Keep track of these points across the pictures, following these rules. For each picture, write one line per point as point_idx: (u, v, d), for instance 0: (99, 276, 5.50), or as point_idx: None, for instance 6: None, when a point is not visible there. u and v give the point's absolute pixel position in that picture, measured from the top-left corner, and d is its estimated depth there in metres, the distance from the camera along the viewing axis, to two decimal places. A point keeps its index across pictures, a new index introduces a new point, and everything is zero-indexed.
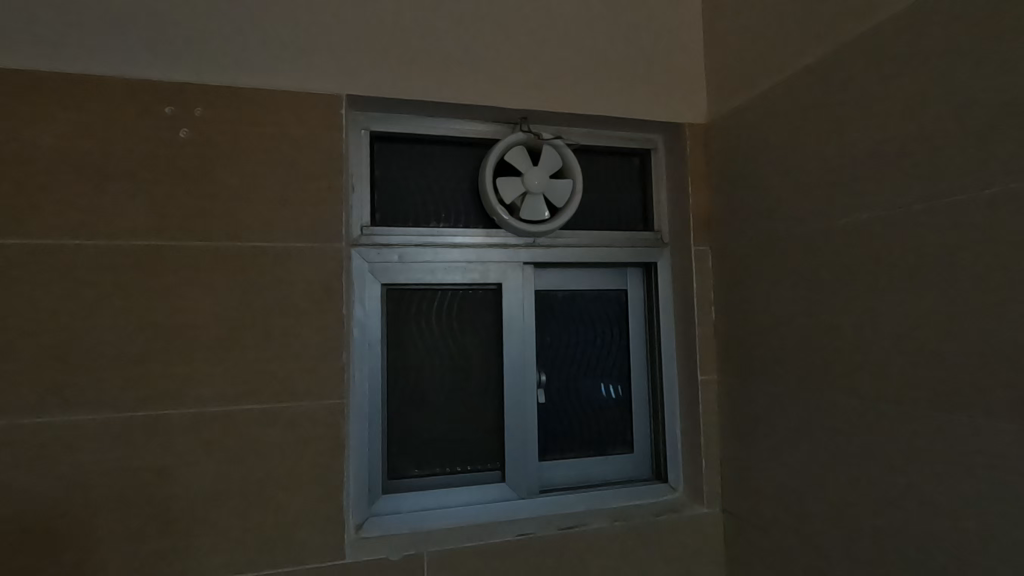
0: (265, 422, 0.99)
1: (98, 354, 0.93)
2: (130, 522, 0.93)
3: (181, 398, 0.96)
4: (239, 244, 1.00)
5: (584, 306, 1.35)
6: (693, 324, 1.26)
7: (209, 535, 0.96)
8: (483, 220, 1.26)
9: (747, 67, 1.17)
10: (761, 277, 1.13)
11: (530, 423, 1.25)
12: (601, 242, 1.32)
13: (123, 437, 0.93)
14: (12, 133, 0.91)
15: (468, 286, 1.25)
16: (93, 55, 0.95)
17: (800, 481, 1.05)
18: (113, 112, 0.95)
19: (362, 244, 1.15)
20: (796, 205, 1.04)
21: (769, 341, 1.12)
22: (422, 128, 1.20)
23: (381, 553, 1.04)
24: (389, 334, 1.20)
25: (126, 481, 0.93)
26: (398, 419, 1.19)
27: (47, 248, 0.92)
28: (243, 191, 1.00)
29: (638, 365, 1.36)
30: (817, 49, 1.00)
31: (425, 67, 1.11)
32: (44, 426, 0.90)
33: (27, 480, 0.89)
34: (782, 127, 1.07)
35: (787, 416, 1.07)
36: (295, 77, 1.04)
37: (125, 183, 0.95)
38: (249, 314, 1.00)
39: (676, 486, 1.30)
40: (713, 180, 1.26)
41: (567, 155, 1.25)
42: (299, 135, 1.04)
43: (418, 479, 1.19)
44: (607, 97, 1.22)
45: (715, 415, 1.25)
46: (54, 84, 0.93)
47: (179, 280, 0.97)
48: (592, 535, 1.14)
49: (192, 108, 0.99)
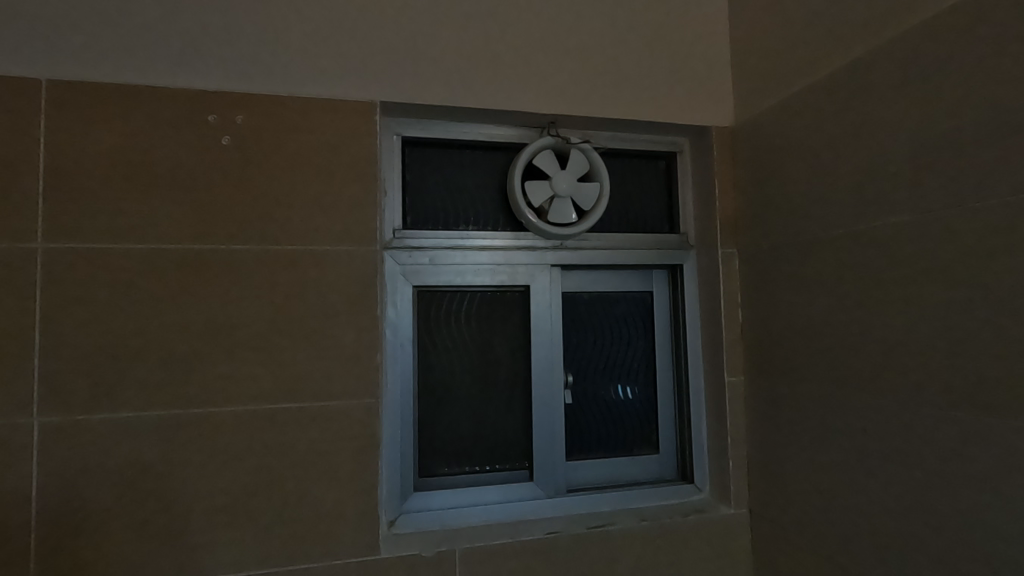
0: (302, 421, 1.02)
1: (145, 354, 0.97)
2: (175, 517, 0.96)
3: (223, 396, 0.99)
4: (278, 247, 1.03)
5: (609, 307, 1.36)
6: (719, 325, 1.27)
7: (250, 528, 0.99)
8: (511, 223, 1.28)
9: (774, 70, 1.17)
10: (788, 279, 1.13)
11: (557, 422, 1.26)
12: (627, 244, 1.33)
13: (168, 435, 0.97)
14: (66, 142, 0.95)
15: (496, 287, 1.27)
16: (141, 67, 0.99)
17: (827, 482, 1.05)
18: (160, 121, 0.99)
19: (395, 247, 1.18)
20: (823, 208, 1.04)
21: (795, 343, 1.12)
22: (451, 132, 1.23)
23: (414, 548, 1.06)
24: (419, 335, 1.22)
25: (172, 475, 0.97)
26: (429, 418, 1.22)
27: (99, 252, 0.96)
28: (281, 196, 1.04)
29: (664, 366, 1.37)
30: (844, 52, 1.00)
31: (455, 73, 1.14)
32: (96, 423, 0.94)
33: (80, 473, 0.93)
34: (809, 129, 1.07)
35: (815, 418, 1.08)
36: (331, 84, 1.07)
37: (171, 189, 0.99)
38: (288, 315, 1.03)
39: (703, 487, 1.31)
40: (739, 182, 1.26)
41: (594, 158, 1.27)
42: (334, 141, 1.07)
43: (448, 477, 1.22)
44: (632, 101, 1.24)
45: (742, 417, 1.26)
46: (104, 95, 0.97)
47: (222, 281, 1.00)
48: (619, 534, 1.16)
49: (234, 116, 1.02)
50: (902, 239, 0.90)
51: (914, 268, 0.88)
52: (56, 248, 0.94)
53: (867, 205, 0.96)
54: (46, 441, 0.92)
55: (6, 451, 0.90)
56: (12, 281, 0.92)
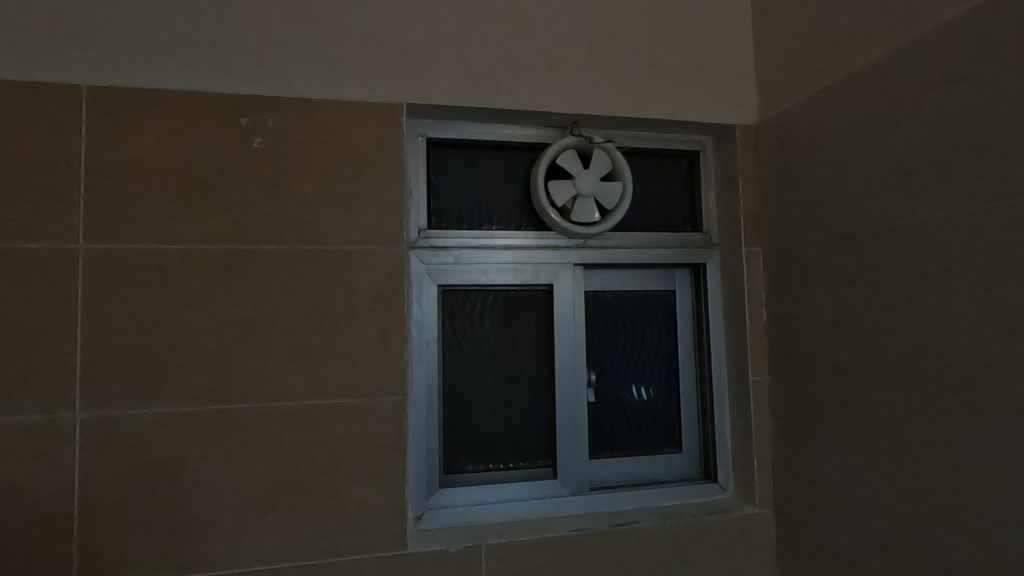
0: (331, 417, 1.04)
1: (180, 351, 1.00)
2: (209, 510, 0.99)
3: (254, 392, 1.02)
4: (308, 247, 1.05)
5: (632, 306, 1.37)
6: (743, 324, 1.26)
7: (281, 522, 1.01)
8: (534, 222, 1.29)
9: (798, 67, 1.16)
10: (813, 277, 1.12)
11: (580, 421, 1.27)
12: (650, 243, 1.33)
13: (203, 430, 0.99)
14: (105, 145, 0.99)
15: (520, 286, 1.28)
16: (174, 73, 1.02)
17: (854, 482, 1.04)
18: (194, 124, 1.02)
19: (420, 247, 1.20)
20: (848, 205, 1.04)
21: (821, 342, 1.11)
22: (474, 133, 1.24)
23: (440, 544, 1.08)
24: (444, 333, 1.24)
25: (206, 469, 0.99)
26: (454, 416, 1.23)
27: (137, 252, 0.99)
28: (310, 197, 1.06)
29: (686, 365, 1.37)
30: (870, 48, 1.00)
31: (478, 75, 1.15)
32: (135, 418, 0.97)
33: (120, 466, 0.96)
34: (834, 126, 1.06)
35: (841, 418, 1.06)
36: (358, 87, 1.09)
37: (204, 190, 1.02)
38: (317, 313, 1.05)
39: (726, 486, 1.30)
40: (763, 181, 1.26)
41: (617, 157, 1.27)
42: (361, 142, 1.09)
43: (473, 473, 1.23)
44: (655, 101, 1.24)
45: (766, 416, 1.25)
46: (142, 101, 1.00)
47: (254, 280, 1.03)
48: (643, 533, 1.16)
49: (266, 119, 1.05)
50: (932, 235, 0.89)
51: (945, 265, 0.87)
52: (96, 249, 0.97)
53: (895, 202, 0.95)
54: (88, 436, 0.95)
55: (50, 445, 0.94)
56: (56, 282, 0.96)
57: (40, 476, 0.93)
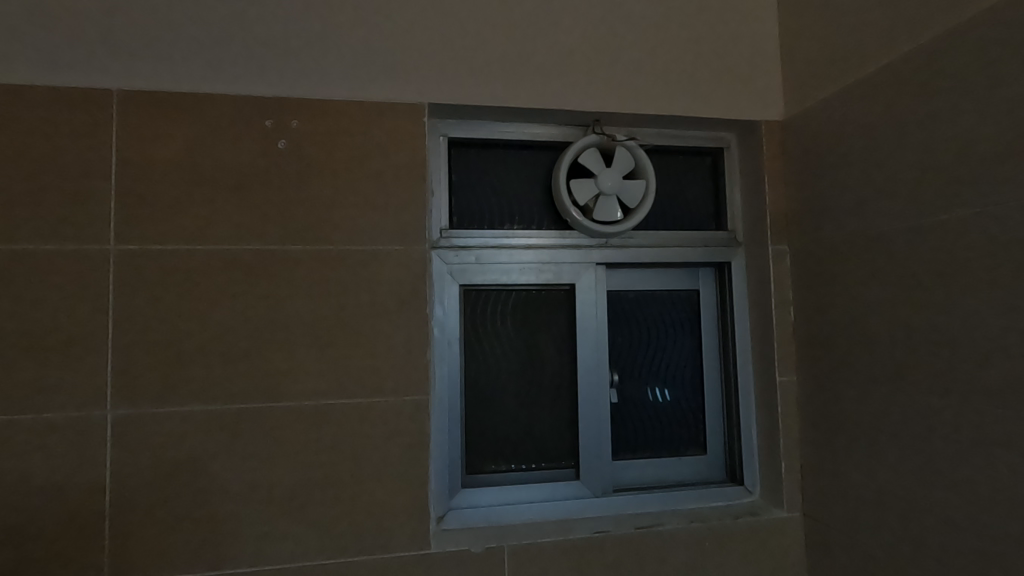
0: (354, 417, 1.05)
1: (207, 350, 1.01)
2: (235, 508, 1.00)
3: (279, 392, 1.03)
4: (331, 247, 1.06)
5: (655, 306, 1.35)
6: (770, 324, 1.23)
7: (305, 520, 1.02)
8: (556, 222, 1.28)
9: (826, 62, 1.13)
10: (842, 275, 1.09)
11: (603, 422, 1.26)
12: (673, 242, 1.32)
13: (229, 429, 1.01)
14: (135, 148, 1.01)
15: (542, 286, 1.27)
16: (200, 76, 1.03)
17: (886, 486, 1.01)
18: (219, 126, 1.03)
19: (442, 246, 1.20)
20: (879, 201, 1.00)
21: (850, 343, 1.08)
22: (495, 133, 1.24)
23: (463, 544, 1.07)
24: (466, 333, 1.23)
25: (232, 467, 1.00)
26: (476, 416, 1.23)
27: (165, 253, 1.00)
28: (334, 198, 1.06)
29: (710, 365, 1.35)
30: (900, 41, 0.97)
31: (499, 73, 1.15)
32: (163, 416, 0.99)
33: (150, 463, 0.98)
34: (863, 120, 1.03)
35: (872, 420, 1.03)
36: (380, 88, 1.10)
37: (230, 192, 1.03)
38: (340, 313, 1.05)
39: (753, 489, 1.28)
40: (790, 177, 1.23)
41: (640, 155, 1.26)
42: (383, 143, 1.09)
43: (495, 474, 1.23)
44: (678, 97, 1.22)
45: (794, 418, 1.22)
46: (170, 104, 1.02)
47: (279, 280, 1.04)
48: (668, 536, 1.14)
49: (290, 121, 1.06)
50: (971, 231, 0.85)
51: (983, 263, 0.84)
52: (127, 250, 0.99)
53: (929, 197, 0.91)
54: (119, 434, 0.97)
55: (83, 443, 0.96)
56: (88, 283, 0.98)
57: (74, 473, 0.95)
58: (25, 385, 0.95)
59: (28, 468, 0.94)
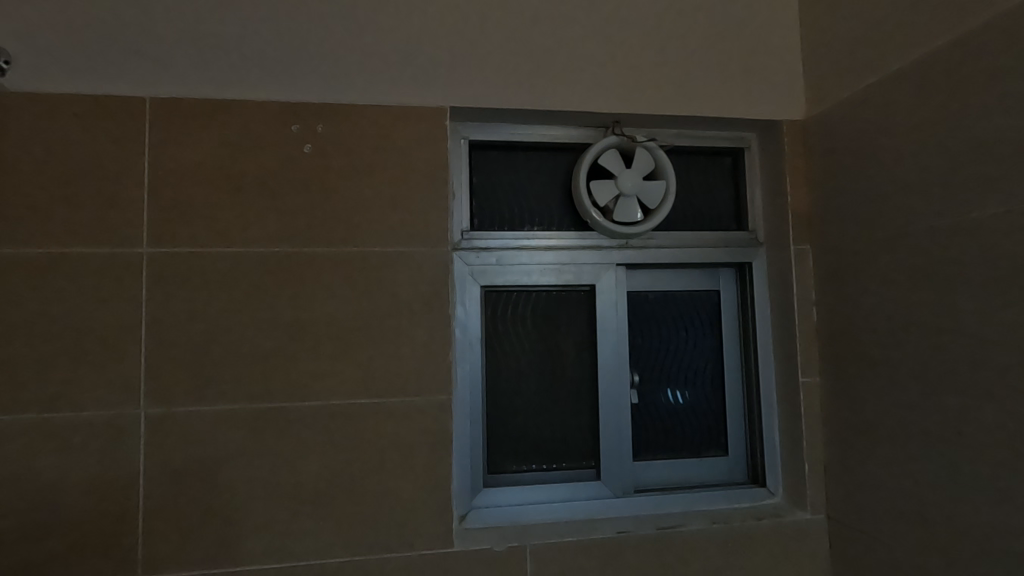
0: (378, 416, 1.06)
1: (235, 350, 1.03)
2: (263, 505, 1.02)
3: (305, 391, 1.04)
4: (355, 249, 1.07)
5: (675, 306, 1.35)
6: (792, 324, 1.22)
7: (331, 518, 1.04)
8: (576, 223, 1.29)
9: (848, 61, 1.13)
10: (866, 275, 1.08)
11: (624, 422, 1.26)
12: (694, 242, 1.31)
13: (257, 427, 1.03)
14: (166, 153, 1.03)
15: (562, 287, 1.28)
16: (228, 83, 1.06)
17: (912, 489, 0.99)
18: (246, 132, 1.06)
19: (463, 248, 1.21)
20: (903, 201, 0.99)
21: (875, 343, 1.07)
22: (515, 135, 1.25)
23: (486, 543, 1.08)
24: (487, 333, 1.25)
25: (259, 465, 1.02)
26: (497, 416, 1.24)
27: (195, 256, 1.03)
28: (358, 200, 1.08)
29: (731, 366, 1.34)
30: (923, 39, 0.96)
31: (518, 76, 1.16)
32: (194, 415, 1.01)
33: (181, 460, 1.00)
34: (887, 118, 1.02)
35: (897, 422, 1.02)
36: (402, 92, 1.11)
37: (257, 195, 1.05)
38: (364, 314, 1.07)
39: (775, 491, 1.27)
40: (812, 176, 1.22)
41: (660, 156, 1.26)
42: (405, 146, 1.11)
43: (517, 474, 1.23)
44: (697, 98, 1.22)
45: (818, 419, 1.20)
46: (200, 110, 1.05)
47: (305, 281, 1.06)
48: (690, 537, 1.14)
49: (315, 125, 1.08)
50: (999, 230, 0.84)
51: (1011, 262, 0.83)
52: (159, 253, 1.02)
53: (956, 196, 0.90)
54: (152, 432, 1.00)
55: (119, 440, 0.99)
56: (123, 285, 1.01)
57: (110, 469, 0.98)
58: (63, 383, 0.98)
59: (66, 464, 0.97)
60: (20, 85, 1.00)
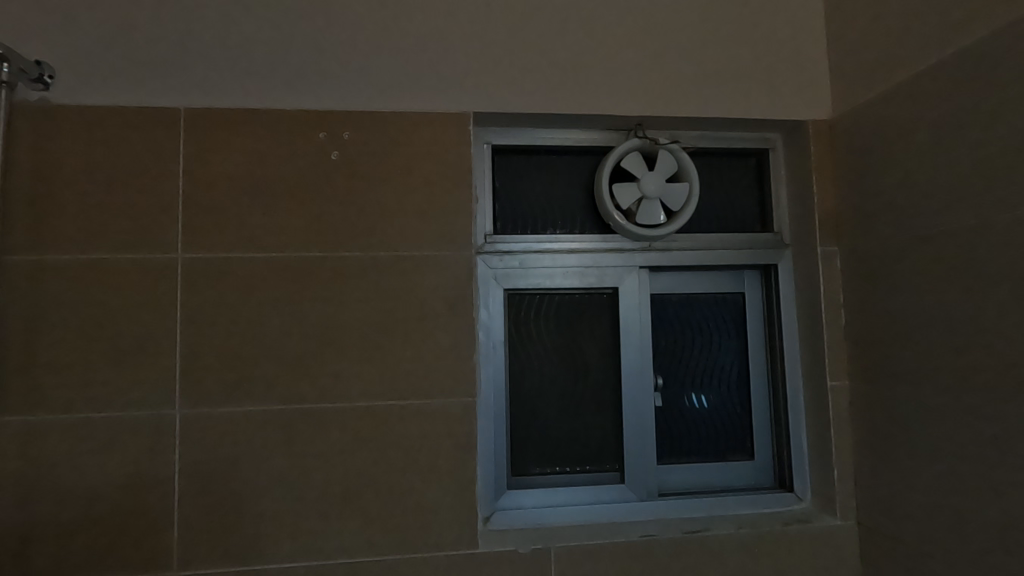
0: (404, 418, 1.08)
1: (266, 353, 1.06)
2: (292, 504, 1.04)
3: (333, 393, 1.07)
4: (381, 253, 1.09)
5: (699, 309, 1.34)
6: (819, 327, 1.20)
7: (358, 517, 1.05)
8: (599, 226, 1.29)
9: (876, 58, 1.11)
10: (897, 277, 1.06)
11: (648, 425, 1.25)
12: (718, 244, 1.30)
13: (287, 428, 1.05)
14: (200, 161, 1.07)
15: (585, 290, 1.28)
16: (258, 93, 1.09)
17: (947, 495, 0.97)
18: (276, 140, 1.09)
19: (486, 252, 1.22)
20: (936, 201, 0.97)
21: (907, 346, 1.04)
22: (537, 139, 1.26)
23: (510, 544, 1.09)
24: (510, 336, 1.25)
25: (289, 465, 1.05)
26: (520, 419, 1.25)
27: (226, 261, 1.06)
28: (383, 205, 1.10)
29: (757, 369, 1.33)
30: (954, 35, 0.94)
31: (539, 81, 1.16)
32: (227, 415, 1.04)
33: (214, 460, 1.03)
34: (917, 116, 1.01)
35: (931, 426, 1.00)
36: (425, 98, 1.13)
37: (286, 201, 1.08)
38: (390, 317, 1.09)
39: (803, 496, 1.25)
40: (839, 176, 1.20)
41: (683, 158, 1.25)
42: (429, 151, 1.12)
43: (540, 476, 1.24)
44: (721, 99, 1.21)
45: (848, 424, 1.18)
46: (231, 120, 1.08)
47: (333, 286, 1.08)
48: (716, 541, 1.13)
49: (342, 133, 1.10)
50: None
51: None
52: (193, 258, 1.05)
53: (990, 195, 0.88)
54: (187, 432, 1.03)
55: (155, 440, 1.02)
56: (160, 289, 1.04)
57: (147, 468, 1.02)
58: (103, 385, 1.02)
59: (107, 462, 1.01)
60: (62, 98, 1.04)
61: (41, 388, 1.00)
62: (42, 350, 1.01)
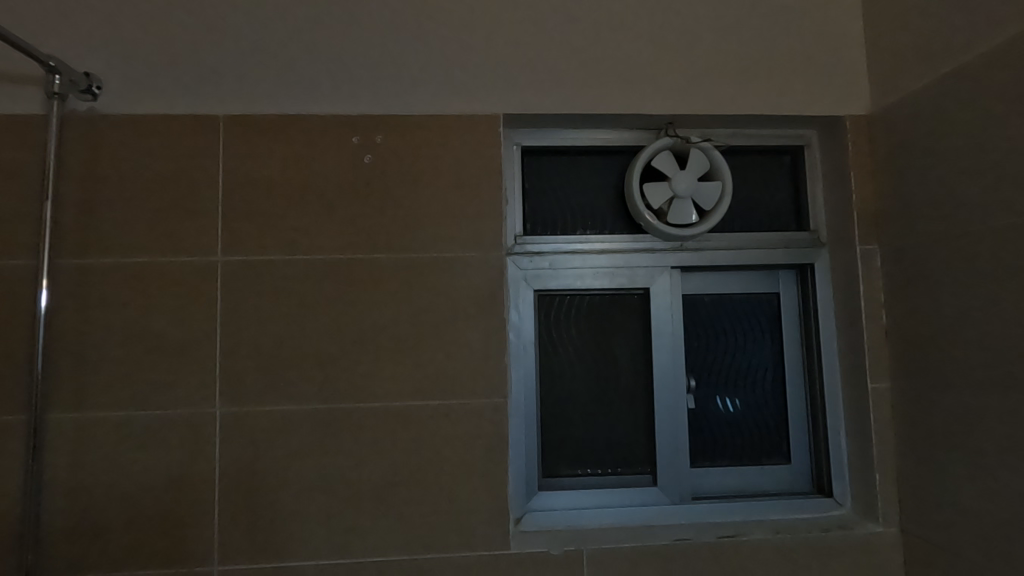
0: (435, 418, 1.09)
1: (301, 354, 1.08)
2: (326, 502, 1.06)
3: (366, 393, 1.08)
4: (413, 254, 1.11)
5: (733, 309, 1.31)
6: (859, 328, 1.17)
7: (391, 516, 1.06)
8: (629, 226, 1.28)
9: (915, 50, 1.07)
10: (940, 275, 1.02)
11: (681, 428, 1.24)
12: (752, 243, 1.28)
13: (321, 428, 1.07)
14: (237, 166, 1.10)
15: (616, 290, 1.27)
16: (292, 99, 1.12)
17: (996, 502, 0.93)
18: (310, 144, 1.11)
19: (516, 253, 1.22)
20: (981, 197, 0.94)
21: (952, 347, 1.01)
22: (567, 140, 1.26)
23: (542, 545, 1.09)
24: (541, 337, 1.25)
25: (323, 463, 1.06)
26: (551, 420, 1.24)
27: (263, 263, 1.08)
28: (415, 208, 1.11)
29: (793, 371, 1.30)
30: (998, 25, 0.90)
31: (568, 81, 1.16)
32: (264, 414, 1.06)
33: (252, 458, 1.06)
34: (960, 110, 0.97)
35: (978, 430, 0.96)
36: (454, 101, 1.14)
37: (320, 205, 1.10)
38: (422, 317, 1.10)
39: (843, 502, 1.21)
40: (878, 172, 1.17)
41: (715, 156, 1.23)
42: (459, 153, 1.13)
43: (571, 478, 1.23)
44: (753, 96, 1.19)
45: (890, 428, 1.14)
46: (267, 126, 1.11)
47: (366, 287, 1.09)
48: (751, 546, 1.10)
49: (374, 136, 1.12)
50: None
51: None
52: (232, 261, 1.08)
53: None
54: (226, 430, 1.06)
55: (196, 437, 1.05)
56: (200, 291, 1.07)
57: (188, 464, 1.05)
58: (147, 384, 1.05)
59: (150, 458, 1.04)
60: (108, 108, 1.08)
61: (89, 387, 1.04)
62: (90, 350, 1.05)
